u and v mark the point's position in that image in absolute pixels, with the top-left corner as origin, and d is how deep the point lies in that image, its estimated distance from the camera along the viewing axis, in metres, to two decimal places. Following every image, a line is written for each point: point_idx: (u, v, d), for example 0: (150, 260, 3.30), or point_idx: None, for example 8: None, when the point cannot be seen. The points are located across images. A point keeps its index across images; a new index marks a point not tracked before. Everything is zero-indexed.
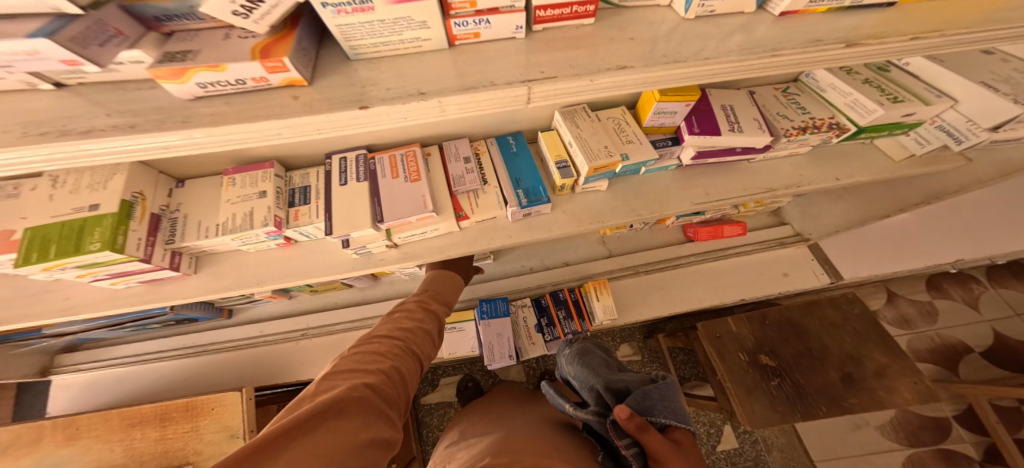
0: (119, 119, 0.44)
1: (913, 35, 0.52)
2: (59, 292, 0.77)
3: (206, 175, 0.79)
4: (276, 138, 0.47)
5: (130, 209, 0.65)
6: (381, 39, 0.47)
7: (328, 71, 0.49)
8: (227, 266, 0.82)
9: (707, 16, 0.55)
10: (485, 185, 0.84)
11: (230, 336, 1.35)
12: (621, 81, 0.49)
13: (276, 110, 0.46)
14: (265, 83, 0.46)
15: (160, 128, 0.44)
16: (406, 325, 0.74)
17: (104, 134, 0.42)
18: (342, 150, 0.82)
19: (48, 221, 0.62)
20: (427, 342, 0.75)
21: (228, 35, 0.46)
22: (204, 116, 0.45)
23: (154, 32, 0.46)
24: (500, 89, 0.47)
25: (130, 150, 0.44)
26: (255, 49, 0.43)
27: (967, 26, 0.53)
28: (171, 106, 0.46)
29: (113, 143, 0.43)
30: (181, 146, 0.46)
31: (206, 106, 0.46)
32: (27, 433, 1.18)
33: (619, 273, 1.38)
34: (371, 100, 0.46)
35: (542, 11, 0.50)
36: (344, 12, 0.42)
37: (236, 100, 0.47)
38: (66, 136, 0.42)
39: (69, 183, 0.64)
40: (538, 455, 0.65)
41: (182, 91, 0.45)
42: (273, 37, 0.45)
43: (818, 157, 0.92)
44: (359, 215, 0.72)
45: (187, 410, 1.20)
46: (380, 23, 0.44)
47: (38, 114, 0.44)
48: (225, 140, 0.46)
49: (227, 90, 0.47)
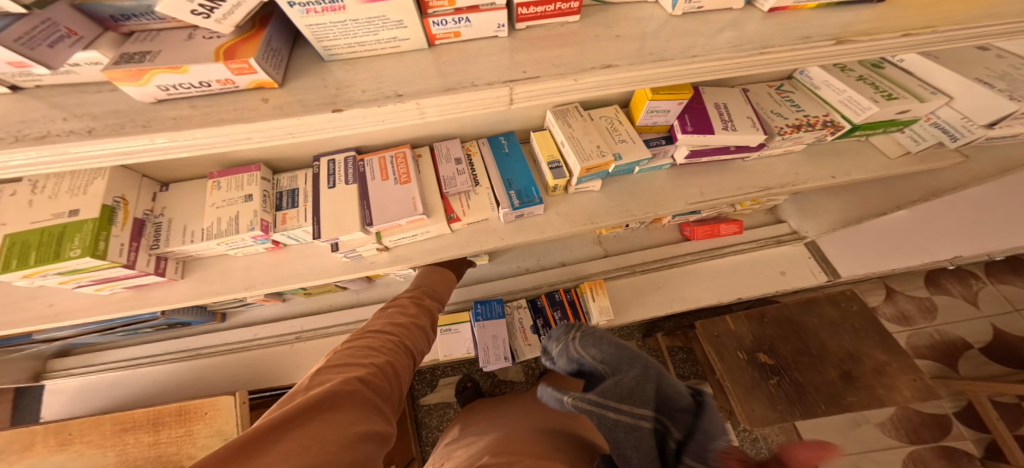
0: (78, 124, 0.43)
1: (905, 32, 0.51)
2: (43, 299, 0.76)
3: (190, 178, 0.78)
4: (246, 142, 0.46)
5: (112, 214, 0.63)
6: (357, 39, 0.46)
7: (303, 72, 0.48)
8: (214, 271, 0.81)
9: (694, 13, 0.54)
10: (477, 186, 0.82)
11: (224, 339, 1.34)
12: (606, 80, 0.48)
13: (245, 114, 0.44)
14: (232, 85, 0.45)
15: (121, 133, 0.42)
16: (399, 321, 0.74)
17: (65, 139, 0.41)
18: (329, 152, 0.81)
19: (27, 227, 0.61)
20: (418, 338, 0.74)
21: (191, 35, 0.45)
22: (167, 120, 0.44)
23: (111, 33, 0.45)
24: (482, 90, 0.45)
25: (93, 155, 0.43)
26: (219, 50, 0.42)
27: (961, 21, 0.51)
28: (131, 109, 0.45)
29: (75, 148, 0.42)
30: (148, 151, 0.45)
31: (170, 110, 0.45)
32: (19, 439, 1.17)
33: (615, 273, 1.37)
34: (346, 102, 0.44)
35: (524, 9, 0.49)
36: (314, 12, 0.41)
37: (201, 103, 0.46)
38: (27, 142, 0.41)
39: (48, 188, 0.63)
40: (538, 458, 0.62)
41: (142, 94, 0.44)
42: (239, 37, 0.44)
43: (813, 155, 0.91)
44: (347, 219, 0.71)
45: (180, 415, 1.19)
46: (355, 22, 0.43)
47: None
48: (193, 145, 0.45)
49: (192, 93, 0.45)
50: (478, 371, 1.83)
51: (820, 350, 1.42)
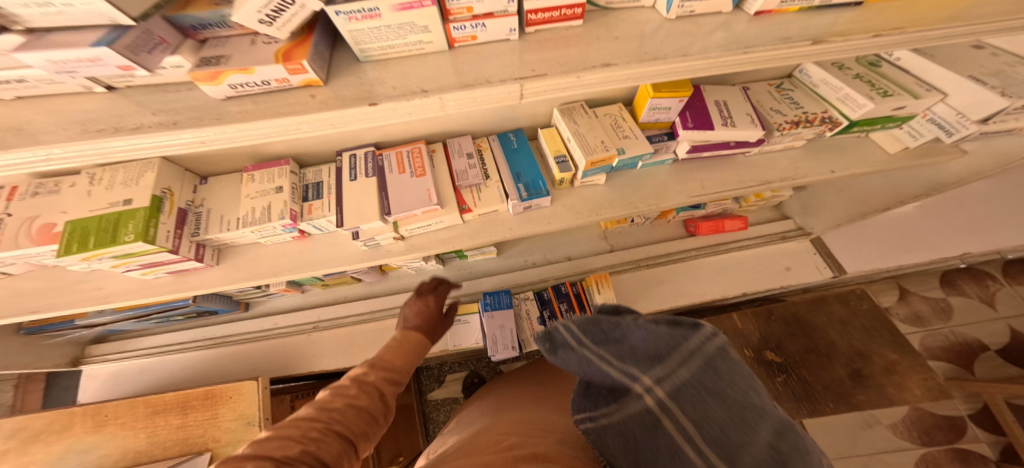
0: (162, 117, 0.49)
1: (877, 32, 0.55)
2: (93, 283, 0.83)
3: (227, 173, 0.85)
4: (296, 132, 0.52)
5: (161, 203, 0.71)
6: (388, 42, 0.51)
7: (341, 71, 0.54)
8: (245, 259, 0.87)
9: (687, 17, 0.58)
10: (488, 180, 0.88)
11: (247, 328, 1.41)
12: (606, 77, 0.53)
13: (295, 107, 0.50)
14: (286, 83, 0.51)
15: (199, 124, 0.49)
16: (337, 400, 0.57)
17: (149, 130, 0.48)
18: (352, 148, 0.87)
19: (86, 214, 0.67)
20: (361, 424, 0.57)
21: (253, 41, 0.52)
22: (235, 114, 0.50)
23: (190, 40, 0.51)
24: (496, 86, 0.51)
25: (167, 145, 0.50)
26: (278, 53, 0.48)
27: (931, 23, 0.55)
28: (206, 105, 0.51)
29: (151, 139, 0.48)
30: (215, 140, 0.51)
31: (236, 105, 0.51)
32: (58, 420, 1.25)
33: (620, 267, 1.41)
34: (379, 97, 0.50)
35: (533, 14, 0.54)
36: (355, 19, 0.47)
37: (262, 99, 0.52)
38: (121, 132, 0.48)
39: (105, 179, 0.70)
40: (525, 435, 0.62)
41: (217, 92, 0.50)
42: (293, 41, 0.50)
43: (813, 150, 0.94)
44: (367, 209, 0.77)
45: (207, 398, 1.26)
46: (388, 28, 0.49)
47: (92, 114, 0.50)
48: (253, 134, 0.51)
49: (255, 91, 0.51)
50: (486, 366, 1.88)
51: (826, 347, 1.43)
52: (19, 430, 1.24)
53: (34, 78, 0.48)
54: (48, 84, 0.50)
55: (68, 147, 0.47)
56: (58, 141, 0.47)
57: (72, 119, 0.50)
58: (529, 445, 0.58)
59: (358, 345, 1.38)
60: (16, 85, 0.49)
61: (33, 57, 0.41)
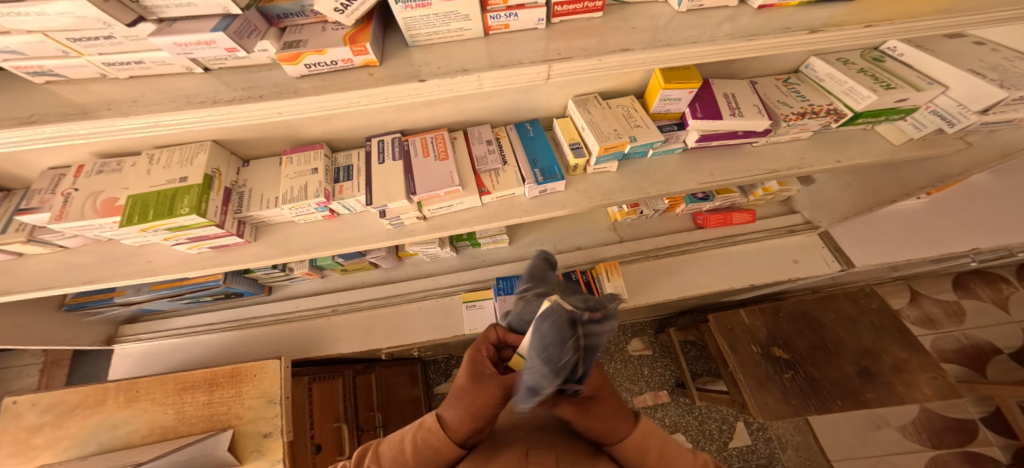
0: (248, 93, 0.58)
1: (868, 24, 0.59)
2: (144, 257, 0.90)
3: (267, 156, 0.92)
4: (355, 107, 0.59)
5: (210, 181, 0.77)
6: (435, 29, 0.58)
7: (392, 54, 0.61)
8: (279, 237, 0.93)
9: (697, 10, 0.63)
10: (506, 165, 0.93)
11: (271, 310, 1.47)
12: (625, 61, 0.58)
13: (357, 84, 0.57)
14: (350, 64, 0.58)
15: (279, 98, 0.56)
16: None
17: (238, 103, 0.56)
18: (379, 134, 0.93)
19: (146, 190, 0.73)
20: None
21: (324, 28, 0.59)
22: (308, 89, 0.57)
23: (274, 28, 0.61)
24: (527, 67, 0.56)
25: (250, 118, 0.58)
26: (344, 37, 0.56)
27: (918, 16, 0.60)
28: (284, 82, 0.58)
29: (244, 110, 0.57)
30: (289, 112, 0.58)
31: (308, 83, 0.58)
32: (93, 395, 1.27)
33: (629, 257, 1.45)
34: (426, 76, 0.56)
35: (560, 6, 0.60)
36: (410, 8, 0.54)
37: (330, 78, 0.58)
38: (217, 105, 0.57)
39: (163, 159, 0.77)
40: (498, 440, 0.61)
41: (294, 71, 0.58)
42: (357, 27, 0.58)
43: (819, 141, 0.98)
44: (395, 188, 0.82)
45: (232, 376, 1.30)
46: (436, 16, 0.56)
47: (189, 91, 0.59)
48: (319, 108, 0.58)
49: (324, 71, 0.59)
50: None
51: (835, 345, 1.43)
52: (56, 404, 1.25)
53: (151, 59, 0.58)
54: (159, 67, 0.60)
55: (174, 116, 0.56)
56: (166, 111, 0.56)
57: (177, 95, 0.59)
58: (514, 444, 0.58)
59: (375, 330, 1.43)
60: (135, 65, 0.59)
61: (163, 40, 0.52)
